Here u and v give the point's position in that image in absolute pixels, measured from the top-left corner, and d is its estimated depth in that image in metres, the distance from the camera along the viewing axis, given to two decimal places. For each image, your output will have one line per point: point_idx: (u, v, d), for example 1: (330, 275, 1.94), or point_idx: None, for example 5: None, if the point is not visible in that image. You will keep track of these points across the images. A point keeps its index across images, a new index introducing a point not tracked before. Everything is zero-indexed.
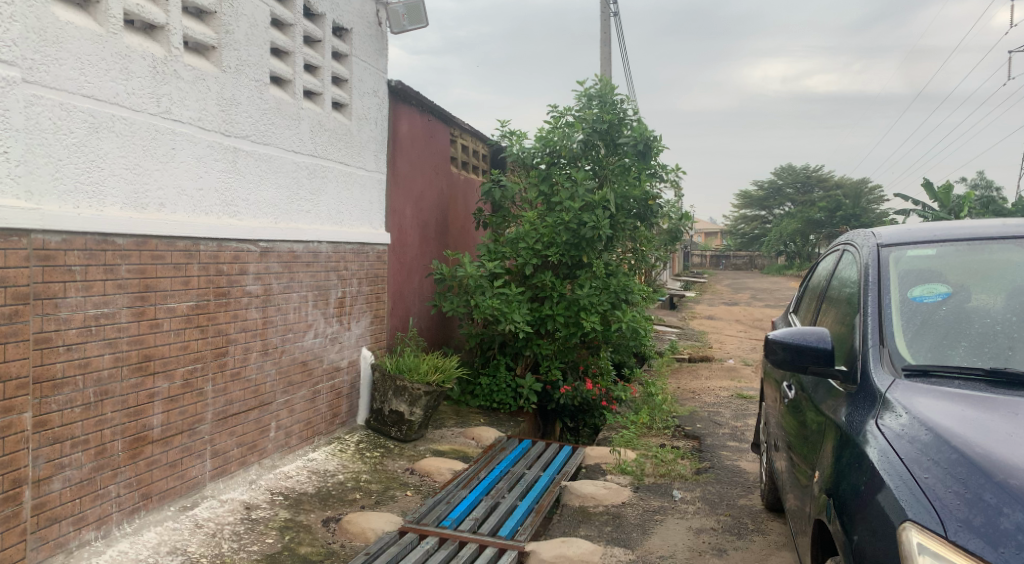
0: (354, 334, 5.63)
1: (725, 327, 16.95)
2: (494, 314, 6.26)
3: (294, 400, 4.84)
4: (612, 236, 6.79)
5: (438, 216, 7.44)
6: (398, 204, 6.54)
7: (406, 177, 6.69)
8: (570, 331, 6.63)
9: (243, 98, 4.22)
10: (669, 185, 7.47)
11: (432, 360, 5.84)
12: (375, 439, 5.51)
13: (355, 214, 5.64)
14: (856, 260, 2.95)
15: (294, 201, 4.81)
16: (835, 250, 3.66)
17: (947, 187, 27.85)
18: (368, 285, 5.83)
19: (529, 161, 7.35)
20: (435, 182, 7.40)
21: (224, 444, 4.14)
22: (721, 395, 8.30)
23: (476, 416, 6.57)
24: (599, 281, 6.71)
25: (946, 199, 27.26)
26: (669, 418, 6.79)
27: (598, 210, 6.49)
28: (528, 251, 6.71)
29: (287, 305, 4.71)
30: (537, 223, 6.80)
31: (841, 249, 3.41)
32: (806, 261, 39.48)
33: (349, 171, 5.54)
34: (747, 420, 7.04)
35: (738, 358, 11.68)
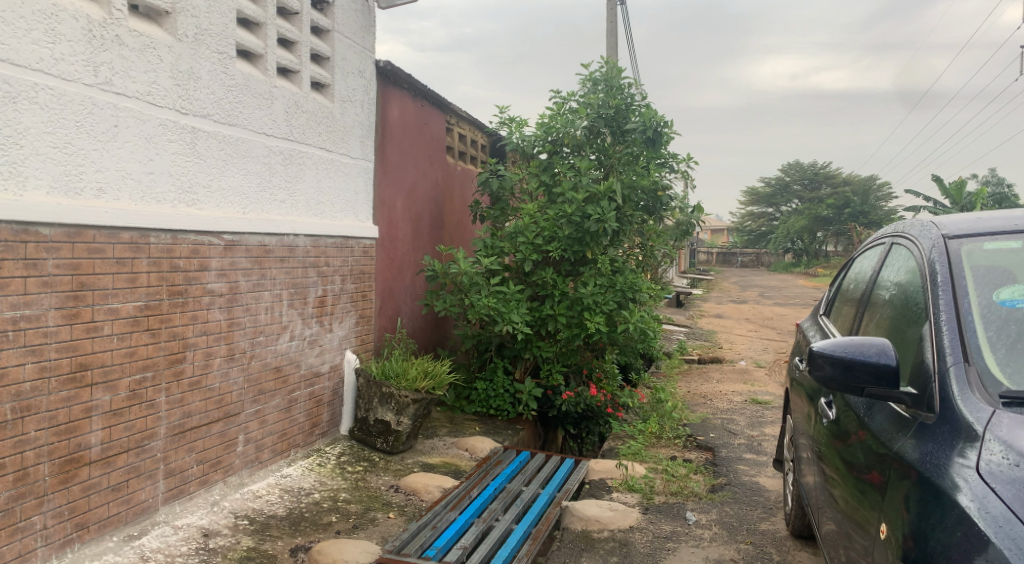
0: (337, 336, 5.16)
1: (735, 326, 16.42)
2: (491, 314, 5.78)
3: (266, 409, 4.38)
4: (619, 229, 6.31)
5: (432, 208, 6.97)
6: (389, 196, 6.07)
7: (397, 166, 6.21)
8: (573, 332, 6.15)
9: (203, 72, 3.74)
10: (679, 176, 6.97)
11: (423, 364, 5.38)
12: (359, 451, 5.06)
13: (338, 205, 5.17)
14: (913, 255, 2.45)
15: (265, 190, 4.33)
16: (879, 243, 3.15)
17: (960, 184, 27.22)
18: (352, 282, 5.36)
19: (530, 150, 6.87)
20: (429, 173, 6.91)
21: (181, 462, 3.67)
22: (734, 400, 7.81)
23: (471, 425, 6.11)
24: (604, 278, 6.21)
25: (958, 196, 26.65)
26: (679, 426, 6.32)
27: (604, 202, 6.00)
28: (527, 246, 6.21)
29: (258, 305, 4.24)
30: (537, 215, 6.31)
31: (889, 242, 2.91)
32: (815, 258, 38.86)
33: (331, 158, 5.06)
34: (764, 429, 6.55)
35: (751, 360, 11.17)
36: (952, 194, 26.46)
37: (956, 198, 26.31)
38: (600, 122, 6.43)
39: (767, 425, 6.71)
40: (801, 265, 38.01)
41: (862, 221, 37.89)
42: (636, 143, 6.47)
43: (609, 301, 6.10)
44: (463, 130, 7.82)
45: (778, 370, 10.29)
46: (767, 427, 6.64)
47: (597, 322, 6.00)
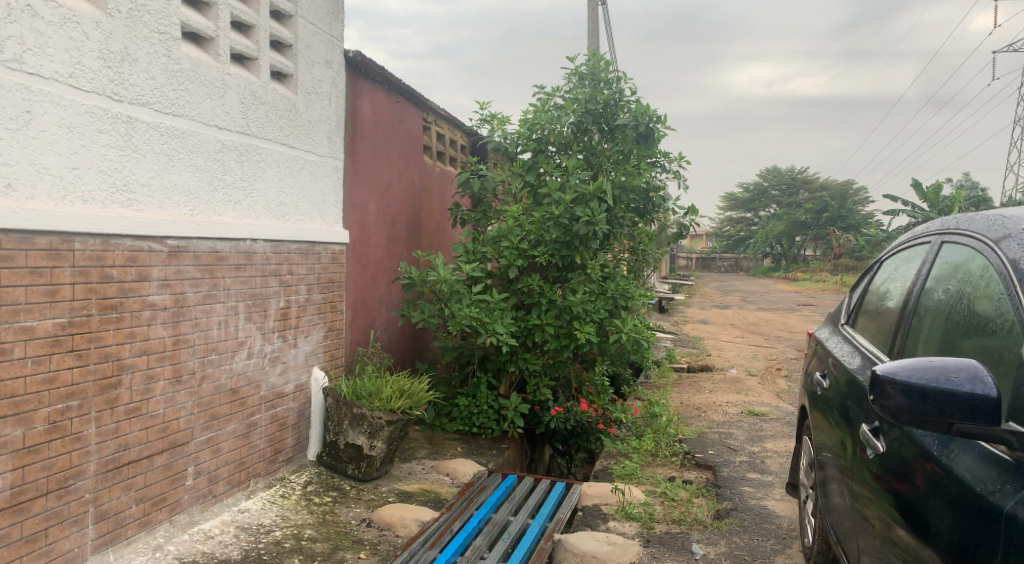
0: (302, 352, 4.69)
1: (721, 332, 16.10)
2: (473, 324, 5.32)
3: (220, 436, 3.88)
4: (609, 233, 5.91)
5: (408, 212, 6.52)
6: (361, 198, 5.61)
7: (370, 166, 5.75)
8: (562, 343, 5.72)
9: (141, 54, 3.26)
10: (671, 176, 6.57)
11: (399, 381, 4.92)
12: (328, 479, 4.58)
13: (302, 207, 4.69)
14: (998, 267, 2.06)
15: (218, 190, 3.85)
16: (924, 247, 2.76)
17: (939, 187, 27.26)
18: (319, 292, 4.88)
19: (513, 150, 6.43)
20: (405, 174, 6.46)
21: (115, 503, 3.18)
22: (729, 412, 7.44)
23: (452, 446, 5.68)
24: (594, 285, 5.84)
25: (936, 200, 26.49)
26: (675, 443, 5.94)
27: (594, 203, 5.59)
28: (511, 251, 5.75)
29: (209, 319, 3.76)
30: (523, 218, 5.86)
31: (946, 248, 2.52)
32: (795, 262, 38.86)
33: (293, 155, 4.58)
34: (764, 444, 6.16)
35: (741, 367, 10.82)
36: (930, 198, 26.45)
37: (935, 202, 26.26)
38: (588, 118, 6.00)
39: (767, 439, 6.32)
40: (782, 269, 37.95)
41: (841, 225, 37.96)
42: (627, 140, 6.05)
43: (600, 309, 5.68)
44: (441, 129, 7.38)
45: (769, 378, 9.93)
46: (767, 442, 6.25)
47: (588, 332, 5.58)
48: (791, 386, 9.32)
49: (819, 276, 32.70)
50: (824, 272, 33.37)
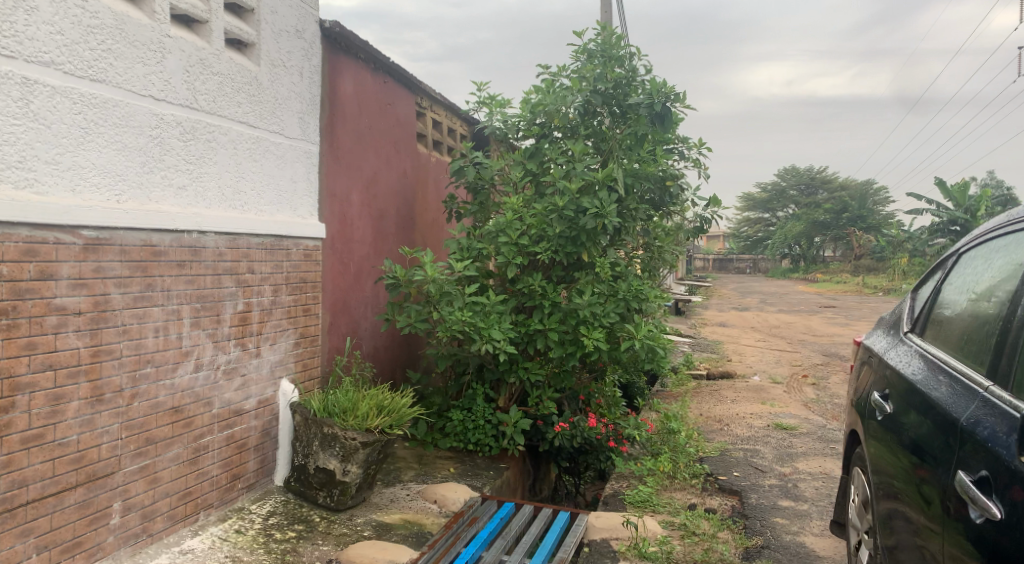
0: (266, 363, 4.09)
1: (741, 335, 15.37)
2: (466, 330, 4.70)
3: (158, 464, 3.28)
4: (620, 227, 5.27)
5: (398, 205, 5.92)
6: (343, 189, 5.01)
7: (353, 154, 5.15)
8: (567, 351, 5.10)
9: (43, 2, 2.68)
10: (690, 164, 5.91)
11: (378, 393, 4.32)
12: (295, 509, 3.97)
13: (265, 196, 4.09)
14: None
15: (155, 172, 3.25)
16: None
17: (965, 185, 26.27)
18: (288, 293, 4.29)
19: (513, 136, 5.77)
20: (394, 164, 5.85)
21: (9, 553, 2.59)
22: (755, 426, 6.78)
23: (445, 466, 5.07)
24: (603, 285, 5.22)
25: (960, 199, 24.71)
26: (695, 463, 5.31)
27: (603, 192, 4.96)
28: (510, 248, 5.10)
29: (142, 325, 3.17)
30: (523, 210, 5.23)
31: None
32: (815, 263, 37.91)
33: (254, 136, 3.98)
34: (796, 464, 5.47)
35: (764, 374, 10.12)
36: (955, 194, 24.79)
37: (959, 199, 24.71)
38: (598, 98, 5.34)
39: (800, 459, 5.63)
40: (801, 270, 37.04)
41: (862, 225, 37.00)
42: (640, 121, 5.39)
43: (610, 312, 5.06)
44: (438, 117, 6.76)
45: (796, 386, 9.20)
46: (799, 461, 5.56)
47: (596, 338, 4.97)
48: (820, 395, 8.59)
49: (841, 277, 31.77)
50: (846, 273, 32.42)
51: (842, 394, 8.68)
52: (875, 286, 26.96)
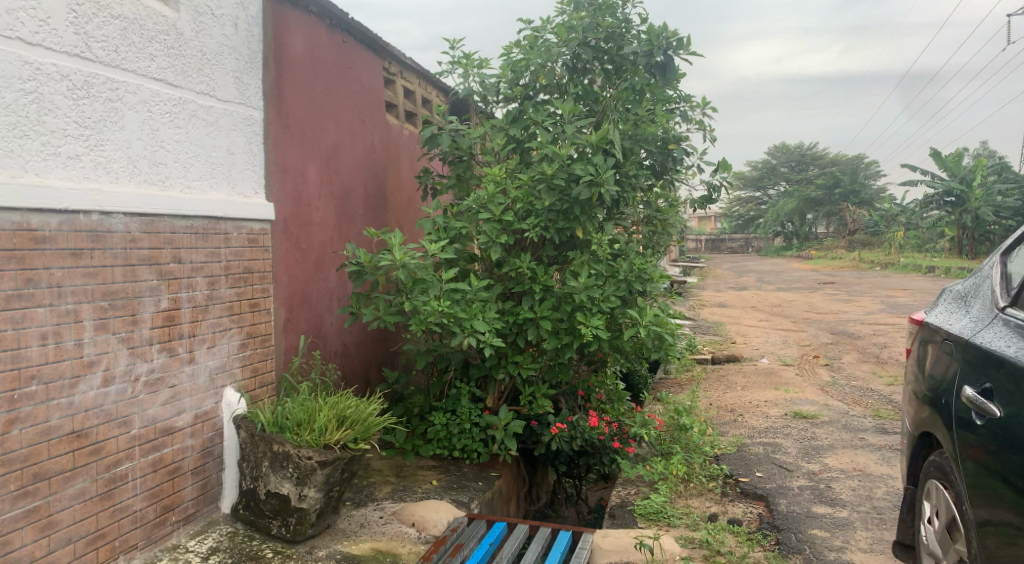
0: (203, 370, 3.42)
1: (742, 315, 14.77)
2: (444, 322, 4.08)
3: (54, 504, 2.63)
4: (619, 198, 4.61)
5: (366, 183, 5.25)
6: (296, 163, 4.34)
7: (307, 123, 4.47)
8: (562, 341, 4.48)
9: None
10: (694, 126, 5.23)
11: (341, 399, 3.65)
12: (243, 542, 3.32)
13: (193, 170, 3.40)
14: None
15: (32, 134, 2.59)
16: None
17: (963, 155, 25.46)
18: (229, 286, 3.62)
19: (492, 98, 5.08)
20: (360, 136, 5.17)
21: None
22: (771, 416, 6.16)
23: (426, 478, 4.42)
24: (601, 265, 4.58)
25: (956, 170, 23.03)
26: (711, 464, 4.69)
27: (599, 157, 4.29)
28: (493, 227, 4.41)
29: (21, 332, 2.53)
30: (507, 181, 4.54)
31: None
32: (810, 240, 37.37)
33: (175, 96, 3.28)
34: (824, 460, 4.85)
35: (772, 356, 9.52)
36: (950, 165, 23.31)
37: (957, 169, 23.11)
38: (589, 50, 4.62)
39: (828, 453, 5.00)
40: (796, 247, 36.51)
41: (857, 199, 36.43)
42: (638, 74, 4.70)
43: (610, 296, 4.43)
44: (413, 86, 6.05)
45: (808, 369, 8.59)
46: (827, 456, 4.93)
47: (595, 325, 4.34)
48: (835, 378, 7.97)
49: (837, 252, 31.22)
50: (841, 248, 31.89)
51: (858, 376, 8.07)
52: (872, 260, 26.45)
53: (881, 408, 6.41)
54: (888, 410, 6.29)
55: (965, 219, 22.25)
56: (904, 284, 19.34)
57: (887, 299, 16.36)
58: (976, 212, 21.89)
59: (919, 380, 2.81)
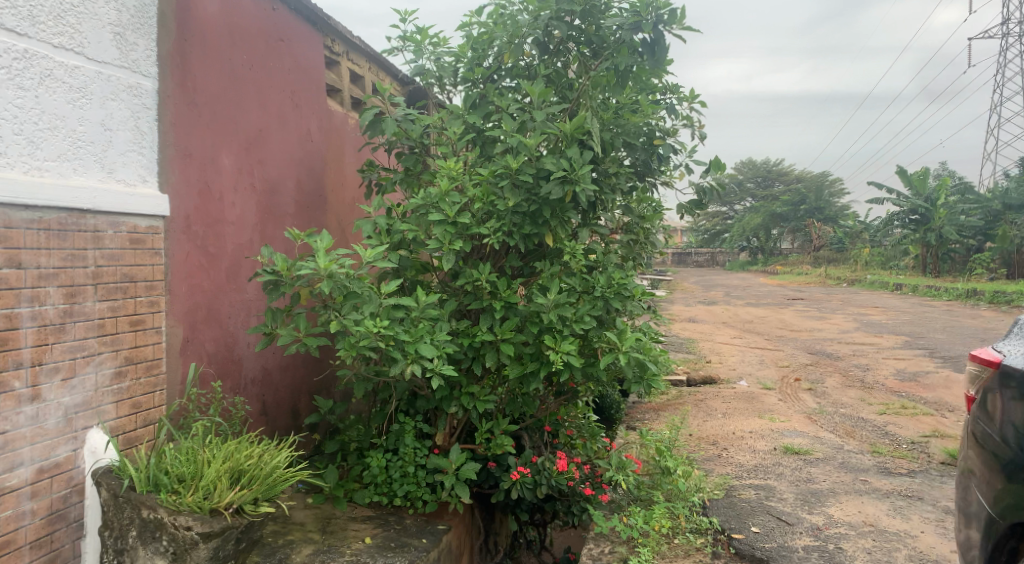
0: (54, 409, 2.62)
1: (715, 331, 14.21)
2: (382, 346, 3.33)
3: None
4: (597, 200, 3.91)
5: (299, 177, 4.46)
6: (206, 146, 3.55)
7: (222, 100, 3.67)
8: (527, 370, 3.76)
9: None
10: (681, 121, 4.53)
11: (242, 444, 2.87)
12: None
13: (45, 147, 2.62)
14: None
15: None
16: None
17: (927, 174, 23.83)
18: (97, 298, 2.80)
19: (450, 81, 4.33)
20: (293, 121, 4.39)
21: None
22: (759, 451, 5.50)
23: (358, 532, 3.65)
24: (573, 279, 3.87)
25: (920, 185, 23.02)
26: (698, 515, 4.00)
27: (574, 148, 3.59)
28: (445, 231, 3.63)
29: None
30: (464, 177, 3.80)
31: None
32: (777, 255, 37.30)
33: (13, 47, 2.52)
34: (828, 510, 4.17)
35: (750, 378, 8.91)
36: (915, 184, 23.09)
37: (919, 186, 22.99)
38: (564, 25, 3.75)
39: (830, 501, 4.33)
40: (764, 262, 36.40)
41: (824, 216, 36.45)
42: (624, 53, 3.79)
43: (585, 316, 3.71)
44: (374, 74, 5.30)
45: (791, 394, 7.95)
46: (830, 505, 4.26)
47: (568, 349, 3.63)
48: (822, 405, 7.34)
49: (804, 267, 31.09)
50: (807, 264, 31.77)
51: (845, 402, 7.45)
52: (839, 276, 26.29)
53: (878, 442, 5.78)
54: (887, 446, 5.65)
55: (930, 238, 22.10)
56: (874, 302, 19.01)
57: (860, 317, 15.95)
58: (941, 231, 21.77)
59: (986, 427, 2.34)
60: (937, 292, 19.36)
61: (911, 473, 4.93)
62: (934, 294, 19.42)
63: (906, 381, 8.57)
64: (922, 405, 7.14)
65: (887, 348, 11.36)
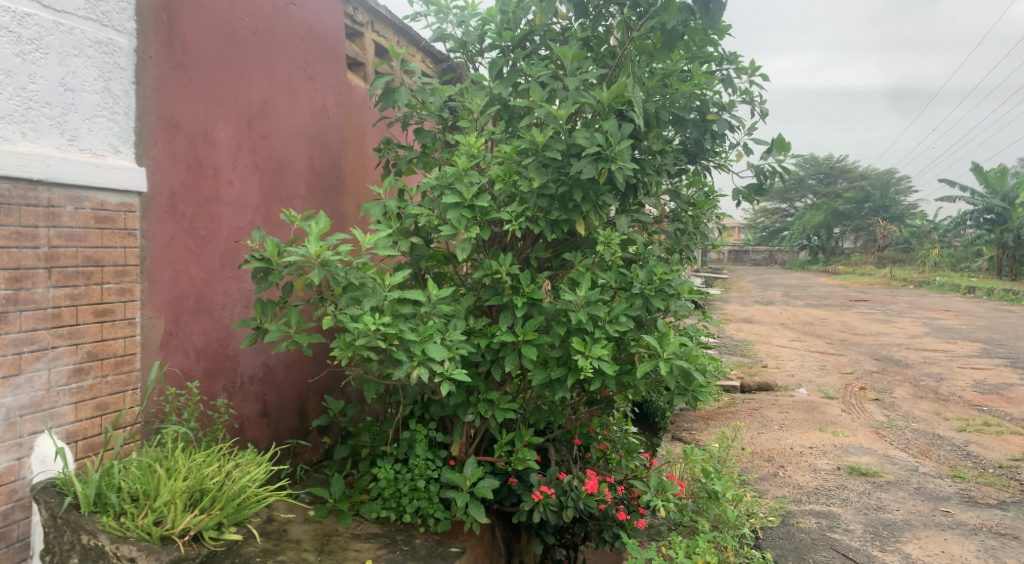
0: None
1: (771, 333, 13.43)
2: (385, 346, 2.91)
3: None
4: (638, 183, 3.42)
5: (313, 156, 4.06)
6: (199, 116, 3.18)
7: (219, 65, 3.30)
8: (553, 376, 3.31)
9: None
10: (740, 96, 4.00)
11: (215, 455, 2.52)
12: None
13: None
14: None
15: None
16: None
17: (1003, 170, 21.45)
18: (50, 285, 2.56)
19: (477, 48, 3.86)
20: (306, 94, 4.00)
21: None
22: (819, 470, 4.91)
23: (358, 552, 3.25)
24: (609, 273, 3.37)
25: (1000, 185, 21.15)
26: (748, 548, 3.51)
27: (611, 121, 3.11)
28: (461, 216, 3.19)
29: None
30: (485, 155, 3.35)
31: None
32: (839, 254, 35.73)
33: None
34: (903, 549, 3.60)
35: (810, 385, 8.21)
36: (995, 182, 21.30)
37: (998, 184, 21.19)
38: None
39: (905, 537, 3.76)
40: (824, 261, 34.91)
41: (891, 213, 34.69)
42: (672, 9, 3.25)
43: (620, 316, 3.25)
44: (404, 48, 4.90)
45: (856, 404, 7.24)
46: (906, 543, 3.69)
47: (600, 354, 3.17)
48: (892, 418, 6.63)
49: (867, 267, 29.61)
50: (871, 263, 30.28)
51: (918, 416, 6.71)
52: (906, 277, 24.88)
53: (958, 465, 5.11)
54: (970, 470, 4.98)
55: (1006, 238, 20.59)
56: (946, 305, 17.79)
57: (929, 321, 14.88)
58: (1019, 231, 20.25)
59: None
60: (1015, 296, 18.01)
61: (1002, 505, 4.29)
62: (1012, 298, 18.08)
63: (988, 394, 7.74)
64: (1007, 422, 6.37)
65: (963, 356, 10.43)
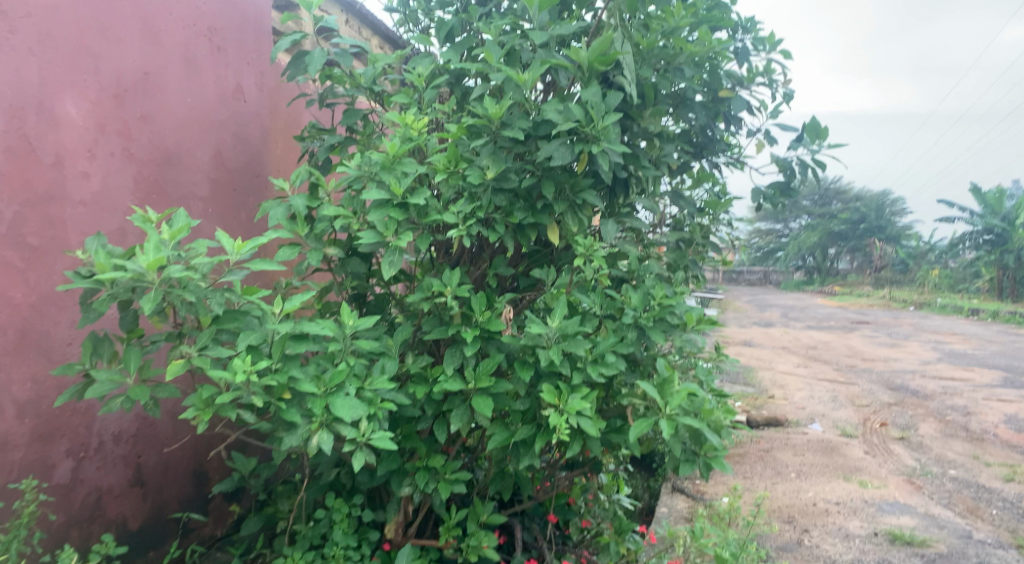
0: None
1: (774, 357, 12.54)
2: (268, 401, 2.05)
3: None
4: (628, 176, 2.58)
5: (223, 146, 3.13)
6: (30, 81, 2.36)
7: (65, 14, 2.46)
8: (517, 438, 2.42)
9: None
10: (758, 73, 3.17)
11: None
12: None
13: None
14: None
15: None
16: None
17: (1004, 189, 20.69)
18: None
19: (424, 8, 3.03)
20: (212, 67, 3.07)
21: None
22: (852, 536, 4.03)
23: None
24: (592, 296, 2.52)
25: (1000, 207, 20.22)
26: None
27: (593, 87, 2.27)
28: (388, 220, 2.31)
29: None
30: (427, 138, 2.51)
31: None
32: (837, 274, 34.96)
33: None
34: None
35: (824, 420, 7.32)
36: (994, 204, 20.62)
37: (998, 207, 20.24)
38: None
39: None
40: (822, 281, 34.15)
41: None
42: None
43: (607, 354, 2.38)
44: (351, 25, 4.07)
45: (879, 445, 6.35)
46: None
47: (580, 409, 2.30)
48: (925, 462, 5.75)
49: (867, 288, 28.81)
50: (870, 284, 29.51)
51: (954, 460, 5.81)
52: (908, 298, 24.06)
53: (1019, 530, 4.24)
54: None
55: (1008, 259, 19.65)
56: (954, 328, 16.89)
57: (940, 346, 13.95)
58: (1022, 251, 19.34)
59: None
60: None
61: None
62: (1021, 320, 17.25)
63: None
64: None
65: (987, 386, 9.53)
